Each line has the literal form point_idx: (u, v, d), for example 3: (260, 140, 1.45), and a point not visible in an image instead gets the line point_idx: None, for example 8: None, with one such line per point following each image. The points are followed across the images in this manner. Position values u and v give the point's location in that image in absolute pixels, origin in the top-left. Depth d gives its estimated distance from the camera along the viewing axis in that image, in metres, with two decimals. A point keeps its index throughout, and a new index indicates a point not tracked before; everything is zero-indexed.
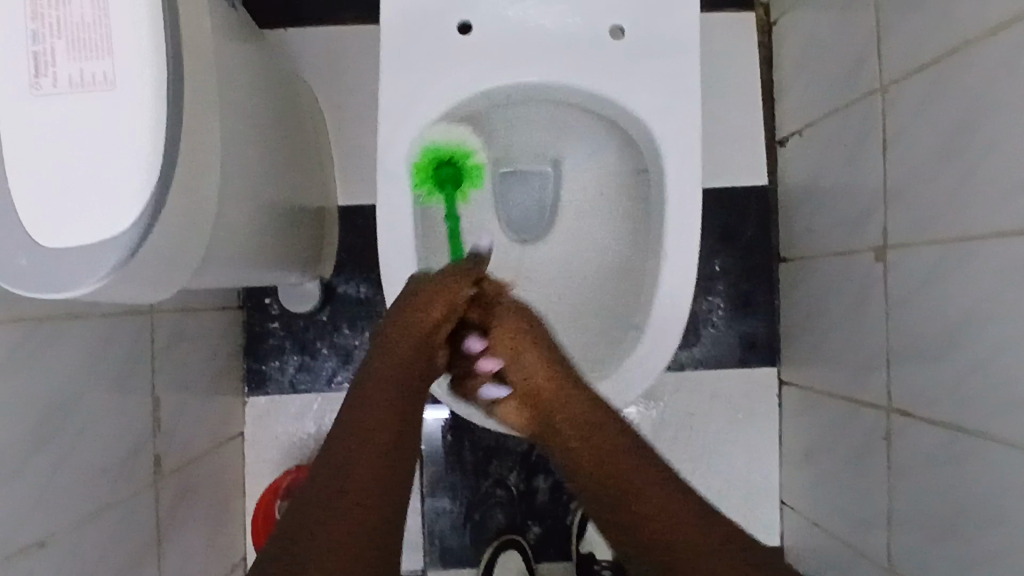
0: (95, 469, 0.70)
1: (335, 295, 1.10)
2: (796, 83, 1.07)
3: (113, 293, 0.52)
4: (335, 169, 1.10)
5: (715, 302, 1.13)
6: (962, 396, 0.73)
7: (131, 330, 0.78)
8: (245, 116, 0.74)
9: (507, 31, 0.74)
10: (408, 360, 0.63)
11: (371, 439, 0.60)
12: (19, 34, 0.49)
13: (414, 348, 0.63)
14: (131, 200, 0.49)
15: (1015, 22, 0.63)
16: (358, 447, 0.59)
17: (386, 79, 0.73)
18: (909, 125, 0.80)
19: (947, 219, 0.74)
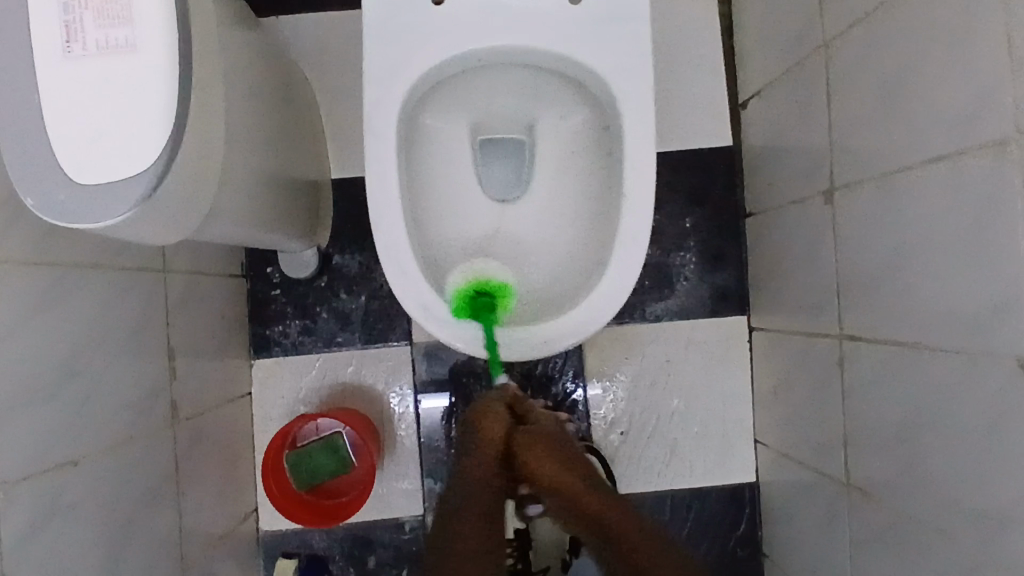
0: (116, 406, 0.78)
1: (332, 263, 1.18)
2: (755, 48, 1.15)
3: (138, 228, 0.60)
4: (328, 144, 1.18)
5: (688, 257, 1.21)
6: (898, 316, 0.81)
7: (147, 285, 0.86)
8: (245, 85, 0.82)
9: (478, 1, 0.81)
10: (484, 479, 0.76)
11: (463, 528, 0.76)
12: (53, 6, 0.57)
13: (504, 479, 0.76)
14: (153, 145, 0.57)
15: None
16: (479, 505, 0.76)
17: (370, 45, 0.80)
18: (847, 75, 0.88)
19: (881, 156, 0.82)
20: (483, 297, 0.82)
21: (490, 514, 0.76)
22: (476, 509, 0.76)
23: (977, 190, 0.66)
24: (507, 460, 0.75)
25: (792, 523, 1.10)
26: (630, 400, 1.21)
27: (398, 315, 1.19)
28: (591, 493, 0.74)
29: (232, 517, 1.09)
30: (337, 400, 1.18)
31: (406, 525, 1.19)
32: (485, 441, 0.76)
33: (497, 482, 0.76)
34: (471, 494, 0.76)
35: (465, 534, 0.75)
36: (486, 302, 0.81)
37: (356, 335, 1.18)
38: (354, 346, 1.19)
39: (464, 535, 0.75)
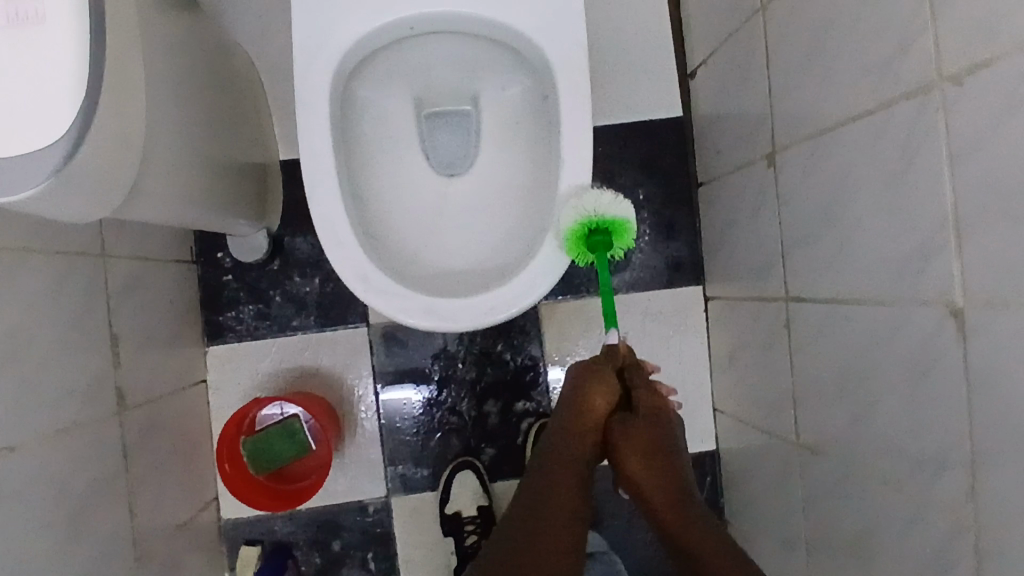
0: (57, 391, 0.77)
1: (285, 246, 1.17)
2: (699, 18, 1.16)
3: (57, 201, 0.59)
4: (275, 126, 1.17)
5: (641, 228, 1.22)
6: (836, 272, 0.82)
7: (85, 269, 0.84)
8: (174, 62, 0.81)
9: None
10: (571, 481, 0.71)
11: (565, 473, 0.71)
12: None
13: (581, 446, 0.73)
14: (66, 115, 0.56)
15: None
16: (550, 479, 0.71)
17: (298, 10, 0.79)
18: (783, 38, 0.89)
19: (816, 116, 0.83)
20: (598, 232, 0.76)
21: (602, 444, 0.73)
22: (589, 440, 0.72)
23: (901, 142, 0.67)
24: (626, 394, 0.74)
25: (749, 486, 1.12)
26: None
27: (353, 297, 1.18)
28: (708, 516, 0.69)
29: (190, 505, 1.08)
30: (295, 384, 1.17)
31: (370, 507, 1.18)
32: (653, 391, 0.73)
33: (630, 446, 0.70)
34: (585, 442, 0.72)
35: (591, 422, 0.72)
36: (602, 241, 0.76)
37: (311, 318, 1.17)
38: (310, 330, 1.18)
39: (571, 448, 0.72)
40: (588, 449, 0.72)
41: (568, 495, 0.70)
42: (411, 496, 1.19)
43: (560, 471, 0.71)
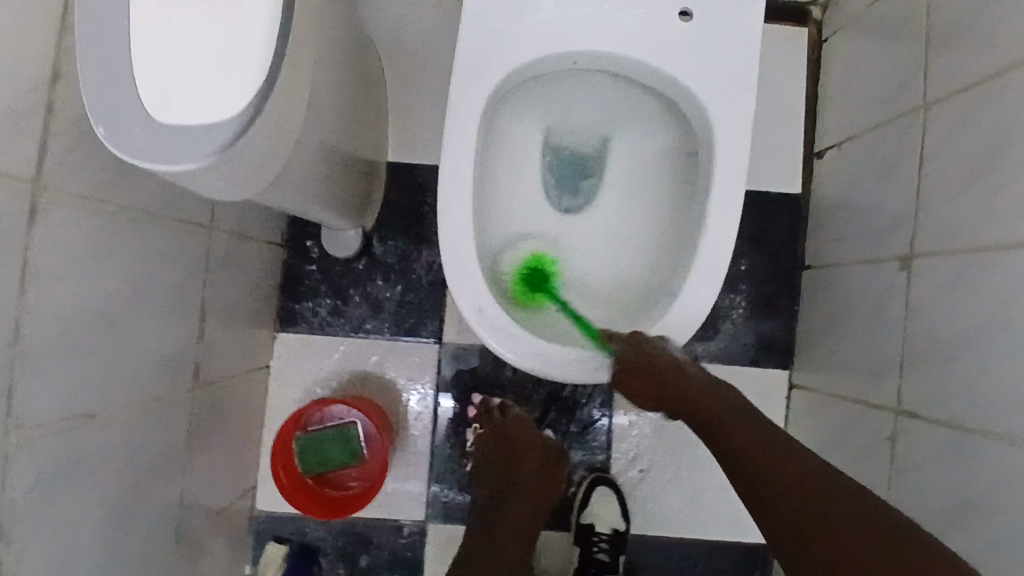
0: (143, 362, 0.74)
1: (374, 247, 1.15)
2: (840, 99, 1.12)
3: (210, 178, 0.57)
4: (390, 127, 1.15)
5: (737, 300, 1.17)
6: (968, 401, 0.76)
7: (193, 241, 0.82)
8: (327, 53, 0.79)
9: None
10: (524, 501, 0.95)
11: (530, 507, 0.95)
12: None
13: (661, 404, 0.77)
14: (242, 94, 0.56)
15: None
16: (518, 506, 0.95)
17: (465, 30, 0.77)
18: (947, 142, 0.84)
19: (975, 232, 0.78)
20: (539, 275, 0.82)
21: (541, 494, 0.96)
22: (537, 482, 0.96)
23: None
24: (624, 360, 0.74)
25: None
26: (654, 439, 1.16)
27: (431, 312, 1.15)
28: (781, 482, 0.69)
29: (231, 493, 1.04)
30: (355, 388, 1.14)
31: (405, 529, 1.14)
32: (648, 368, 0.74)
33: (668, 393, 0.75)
34: (532, 477, 0.96)
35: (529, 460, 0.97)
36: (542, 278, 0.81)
37: (386, 325, 1.14)
38: (382, 335, 1.15)
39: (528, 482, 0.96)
40: (534, 497, 0.95)
41: (530, 517, 0.95)
42: (448, 526, 1.14)
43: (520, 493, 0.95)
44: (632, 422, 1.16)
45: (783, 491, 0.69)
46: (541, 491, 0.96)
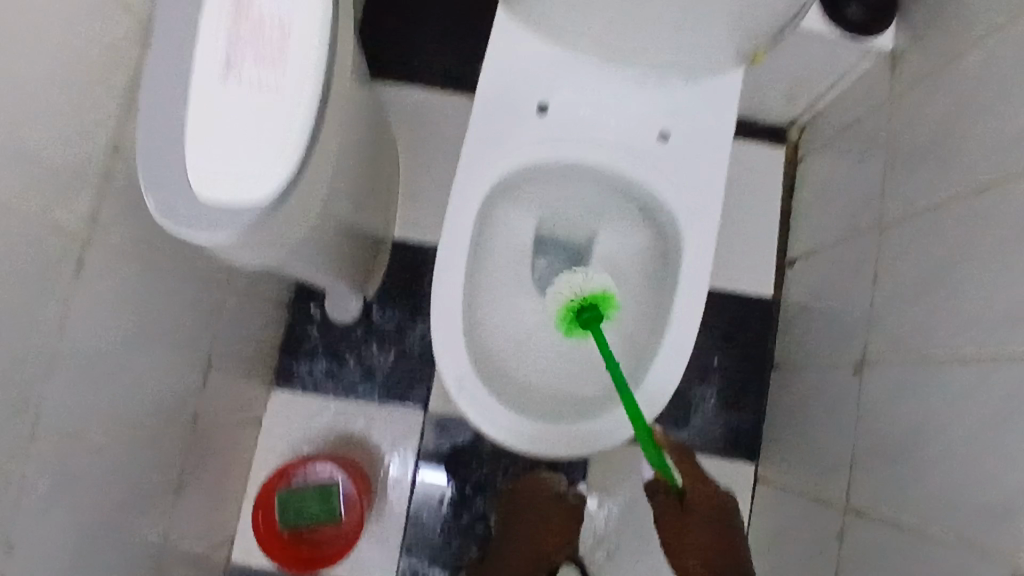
0: (148, 403, 0.81)
1: (373, 315, 1.23)
2: (811, 214, 1.23)
3: (233, 246, 0.66)
4: (400, 205, 1.25)
5: (709, 392, 1.24)
6: (906, 501, 0.82)
7: (208, 295, 0.90)
8: (350, 141, 0.90)
9: (579, 113, 0.87)
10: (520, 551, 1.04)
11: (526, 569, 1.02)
12: (219, 40, 0.66)
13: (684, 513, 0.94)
14: (273, 181, 0.65)
15: (992, 190, 0.78)
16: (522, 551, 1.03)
17: (470, 134, 0.86)
18: (898, 261, 0.94)
19: (918, 345, 0.86)
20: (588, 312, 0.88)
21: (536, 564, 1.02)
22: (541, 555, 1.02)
23: (1008, 400, 0.69)
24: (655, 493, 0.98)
25: None
26: (622, 520, 1.20)
27: (420, 380, 1.22)
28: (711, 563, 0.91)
29: (208, 539, 1.08)
30: (340, 447, 1.20)
31: None
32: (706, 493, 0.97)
33: (694, 554, 0.92)
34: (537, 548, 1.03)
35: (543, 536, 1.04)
36: (591, 316, 0.88)
37: (376, 388, 1.21)
38: (372, 399, 1.21)
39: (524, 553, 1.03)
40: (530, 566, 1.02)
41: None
42: None
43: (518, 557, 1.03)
44: (601, 503, 1.21)
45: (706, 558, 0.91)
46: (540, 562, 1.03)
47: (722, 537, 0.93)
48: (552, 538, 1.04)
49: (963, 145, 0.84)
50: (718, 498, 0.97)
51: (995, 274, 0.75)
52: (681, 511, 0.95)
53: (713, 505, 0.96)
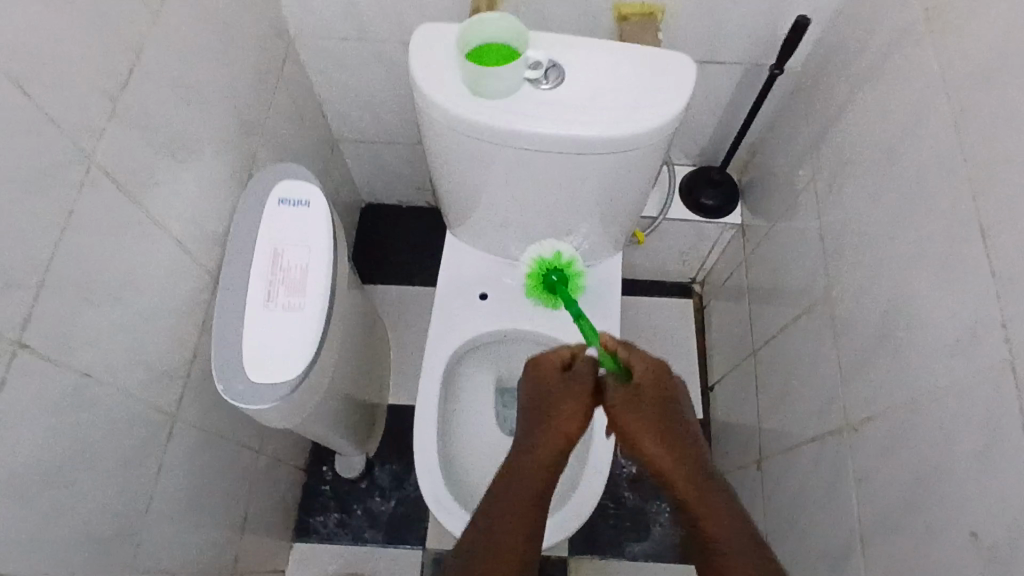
0: (203, 546, 1.06)
1: (375, 470, 1.49)
2: (717, 348, 1.55)
3: (272, 414, 0.96)
4: (392, 378, 1.57)
5: (663, 507, 1.48)
6: (800, 563, 1.05)
7: (247, 460, 1.18)
8: (351, 333, 1.24)
9: (526, 303, 1.22)
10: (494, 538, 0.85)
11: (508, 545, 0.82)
12: (263, 281, 0.97)
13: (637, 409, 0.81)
14: (296, 368, 0.93)
15: (809, 317, 1.11)
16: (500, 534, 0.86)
17: (435, 321, 1.21)
18: (771, 376, 1.24)
19: (789, 437, 1.13)
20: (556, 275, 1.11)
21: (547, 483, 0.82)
22: (533, 470, 0.82)
23: (839, 466, 0.96)
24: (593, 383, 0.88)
25: None
26: None
27: (418, 522, 1.45)
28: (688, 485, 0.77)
29: None
30: None
31: None
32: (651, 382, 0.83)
33: (652, 433, 0.80)
34: (526, 476, 0.81)
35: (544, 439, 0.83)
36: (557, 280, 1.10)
37: (380, 533, 1.44)
38: (378, 542, 1.43)
39: (518, 500, 0.79)
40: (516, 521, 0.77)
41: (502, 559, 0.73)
42: None
43: (506, 504, 0.79)
44: None
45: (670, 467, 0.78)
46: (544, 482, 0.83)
47: (674, 426, 0.81)
48: (574, 403, 0.85)
49: (792, 289, 1.18)
50: (665, 379, 0.84)
51: (820, 375, 1.05)
52: (635, 395, 0.82)
53: (658, 382, 0.83)
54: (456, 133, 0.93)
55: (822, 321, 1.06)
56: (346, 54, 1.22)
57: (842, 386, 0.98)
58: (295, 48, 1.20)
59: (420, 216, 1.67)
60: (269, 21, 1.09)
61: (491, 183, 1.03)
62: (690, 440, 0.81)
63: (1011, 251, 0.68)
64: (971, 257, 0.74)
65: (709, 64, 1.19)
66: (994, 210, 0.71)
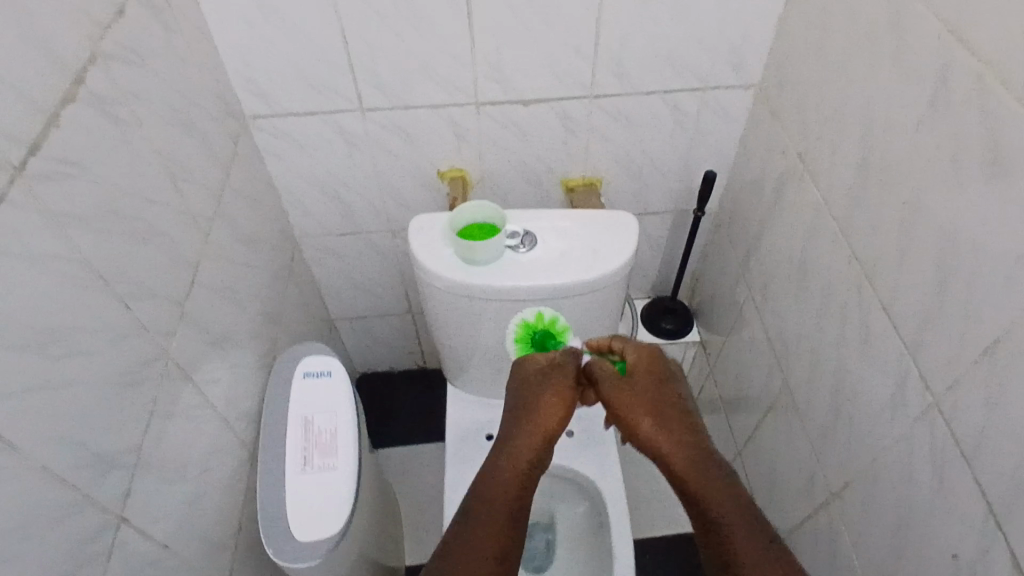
0: None
1: None
2: None
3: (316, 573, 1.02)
4: (408, 539, 1.61)
5: None
6: None
7: None
8: (372, 493, 1.32)
9: None
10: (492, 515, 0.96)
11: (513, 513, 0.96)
12: (297, 447, 1.07)
13: (634, 393, 1.01)
14: (336, 523, 1.02)
15: (777, 407, 1.27)
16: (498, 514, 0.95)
17: (449, 469, 1.31)
18: (759, 470, 1.36)
19: (790, 521, 1.24)
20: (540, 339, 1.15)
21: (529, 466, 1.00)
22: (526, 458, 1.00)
23: (838, 533, 1.07)
24: (578, 374, 1.06)
25: None
26: None
27: None
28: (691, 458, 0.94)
29: None
30: None
31: None
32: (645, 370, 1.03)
33: (641, 407, 1.00)
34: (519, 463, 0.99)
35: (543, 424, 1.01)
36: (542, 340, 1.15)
37: None
38: None
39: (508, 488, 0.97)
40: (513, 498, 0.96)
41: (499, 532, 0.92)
42: None
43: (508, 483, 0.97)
44: None
45: (668, 442, 0.96)
46: (538, 454, 1.02)
47: (672, 413, 0.99)
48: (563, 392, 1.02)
49: (758, 387, 1.35)
50: (654, 363, 1.05)
51: (800, 456, 1.19)
52: (629, 381, 1.02)
53: (648, 365, 1.04)
54: (453, 297, 1.11)
55: (789, 408, 1.22)
56: (343, 246, 1.43)
57: (820, 460, 1.12)
58: (298, 247, 1.41)
59: (413, 380, 1.81)
60: (279, 228, 1.30)
61: (486, 334, 1.20)
62: (676, 406, 1.00)
63: (907, 318, 0.87)
64: (881, 331, 0.93)
65: (645, 214, 1.44)
66: (887, 292, 0.91)
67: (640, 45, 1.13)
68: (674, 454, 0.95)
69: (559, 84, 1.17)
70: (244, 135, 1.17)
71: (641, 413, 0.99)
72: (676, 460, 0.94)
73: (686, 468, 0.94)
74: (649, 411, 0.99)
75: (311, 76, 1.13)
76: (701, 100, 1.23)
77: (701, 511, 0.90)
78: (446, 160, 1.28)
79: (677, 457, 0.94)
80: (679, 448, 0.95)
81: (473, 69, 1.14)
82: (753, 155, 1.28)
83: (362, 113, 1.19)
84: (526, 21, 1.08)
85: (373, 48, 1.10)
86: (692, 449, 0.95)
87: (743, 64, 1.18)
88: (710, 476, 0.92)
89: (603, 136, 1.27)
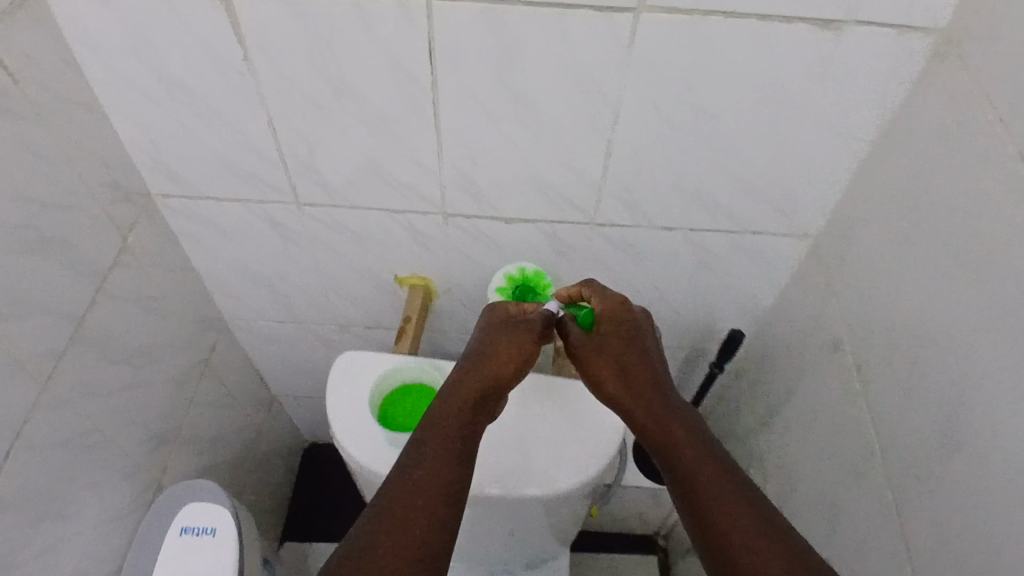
0: None
1: None
2: None
3: None
4: None
5: None
6: None
7: None
8: None
9: None
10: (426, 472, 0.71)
11: (449, 484, 0.71)
12: None
13: (610, 348, 0.85)
14: None
15: None
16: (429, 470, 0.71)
17: None
18: None
19: None
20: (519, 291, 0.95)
21: (477, 407, 0.80)
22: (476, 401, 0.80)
23: None
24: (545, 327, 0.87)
25: None
26: None
27: None
28: (684, 445, 0.74)
29: None
30: None
31: None
32: (614, 315, 0.87)
33: (608, 364, 0.83)
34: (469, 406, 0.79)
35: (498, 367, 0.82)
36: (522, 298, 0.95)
37: None
38: None
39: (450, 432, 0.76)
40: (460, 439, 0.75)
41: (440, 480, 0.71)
42: None
43: (441, 439, 0.75)
44: None
45: (647, 404, 0.80)
46: (483, 409, 0.81)
47: (644, 366, 0.83)
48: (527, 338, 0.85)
49: None
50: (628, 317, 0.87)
51: None
52: (599, 332, 0.85)
53: (619, 316, 0.86)
54: (367, 477, 0.85)
55: None
56: (283, 333, 1.19)
57: None
58: (227, 330, 1.17)
59: None
60: (195, 319, 1.06)
61: None
62: (648, 370, 0.83)
63: None
64: None
65: None
66: None
67: (660, 171, 0.85)
68: (666, 432, 0.76)
69: (551, 205, 0.90)
70: (145, 220, 0.92)
71: (609, 364, 0.83)
72: (669, 438, 0.75)
73: (671, 438, 0.75)
74: (630, 374, 0.82)
75: (231, 160, 0.87)
76: (736, 241, 0.94)
77: (685, 490, 0.70)
78: (404, 267, 1.02)
79: (660, 435, 0.76)
80: (665, 415, 0.78)
81: (438, 176, 0.87)
82: (793, 315, 0.99)
83: (297, 208, 0.93)
84: (509, 131, 0.81)
85: (307, 139, 0.83)
86: (678, 430, 0.75)
87: (799, 210, 0.88)
88: (699, 448, 0.73)
89: (604, 264, 0.99)
